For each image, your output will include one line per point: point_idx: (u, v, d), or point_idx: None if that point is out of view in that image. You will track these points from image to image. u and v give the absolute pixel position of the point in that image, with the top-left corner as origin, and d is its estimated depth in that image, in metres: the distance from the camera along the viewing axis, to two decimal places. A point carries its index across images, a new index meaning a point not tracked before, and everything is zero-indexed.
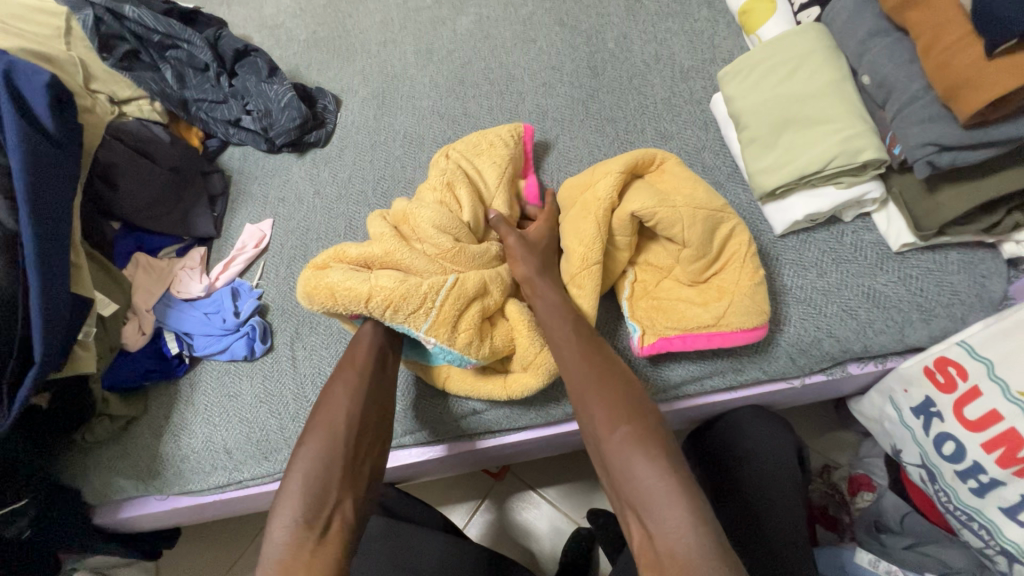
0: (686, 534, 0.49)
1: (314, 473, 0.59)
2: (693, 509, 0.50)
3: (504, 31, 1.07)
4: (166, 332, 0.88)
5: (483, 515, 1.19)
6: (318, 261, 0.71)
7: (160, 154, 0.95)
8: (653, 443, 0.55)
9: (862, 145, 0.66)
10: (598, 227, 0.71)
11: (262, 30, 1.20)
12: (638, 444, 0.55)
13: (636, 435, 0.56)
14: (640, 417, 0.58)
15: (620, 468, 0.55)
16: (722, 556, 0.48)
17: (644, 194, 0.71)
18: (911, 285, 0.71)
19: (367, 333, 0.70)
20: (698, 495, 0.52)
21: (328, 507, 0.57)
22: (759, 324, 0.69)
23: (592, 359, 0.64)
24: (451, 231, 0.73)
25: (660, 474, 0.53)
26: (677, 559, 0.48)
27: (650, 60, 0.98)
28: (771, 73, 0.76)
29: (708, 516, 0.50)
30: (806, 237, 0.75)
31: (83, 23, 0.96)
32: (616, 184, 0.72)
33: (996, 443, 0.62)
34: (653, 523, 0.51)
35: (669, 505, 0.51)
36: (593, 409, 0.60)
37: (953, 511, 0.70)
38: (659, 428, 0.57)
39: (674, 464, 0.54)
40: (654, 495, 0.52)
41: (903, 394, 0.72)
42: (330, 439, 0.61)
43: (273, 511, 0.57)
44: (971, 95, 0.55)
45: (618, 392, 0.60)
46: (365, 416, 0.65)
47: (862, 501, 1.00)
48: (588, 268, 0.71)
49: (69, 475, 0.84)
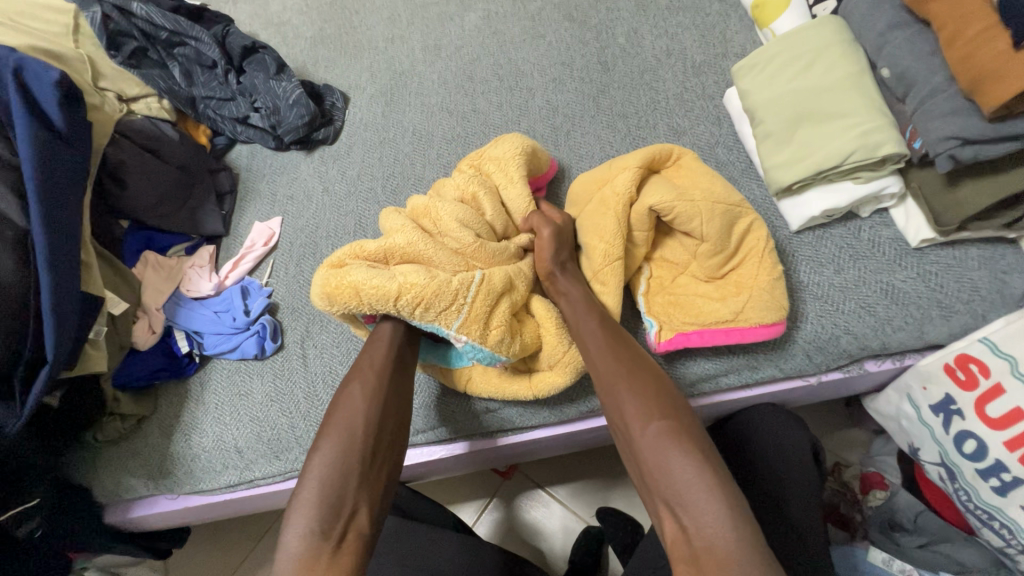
0: (722, 528, 0.48)
1: (330, 479, 0.58)
2: (730, 505, 0.50)
3: (512, 27, 1.07)
4: (177, 331, 0.88)
5: (492, 513, 1.18)
6: (336, 259, 0.69)
7: (167, 152, 0.94)
8: (687, 437, 0.55)
9: (882, 138, 0.65)
10: (618, 220, 0.71)
11: (269, 27, 1.20)
12: (672, 438, 0.54)
13: (668, 429, 0.55)
14: (673, 411, 0.57)
15: (653, 462, 0.54)
16: (759, 554, 0.47)
17: (662, 188, 0.71)
18: (930, 281, 0.70)
19: (385, 333, 0.69)
20: (734, 492, 0.51)
21: (344, 515, 0.57)
22: (777, 320, 0.68)
23: (620, 352, 0.63)
24: (473, 226, 0.72)
25: (696, 469, 0.52)
26: (715, 555, 0.48)
27: (661, 55, 0.97)
28: (787, 67, 0.75)
29: (742, 510, 0.50)
30: (823, 233, 0.74)
31: (91, 20, 0.96)
32: (633, 178, 0.72)
33: (1020, 441, 0.61)
34: (688, 518, 0.50)
35: (705, 500, 0.50)
36: (623, 403, 0.59)
37: (973, 511, 0.69)
38: (690, 422, 0.56)
39: (708, 458, 0.53)
40: (688, 490, 0.51)
41: (922, 392, 0.71)
42: (347, 443, 0.60)
43: (289, 516, 0.57)
44: (995, 87, 0.54)
45: (647, 386, 0.59)
46: (383, 419, 0.64)
47: (875, 500, 0.99)
48: (610, 263, 0.71)
49: (80, 474, 0.83)
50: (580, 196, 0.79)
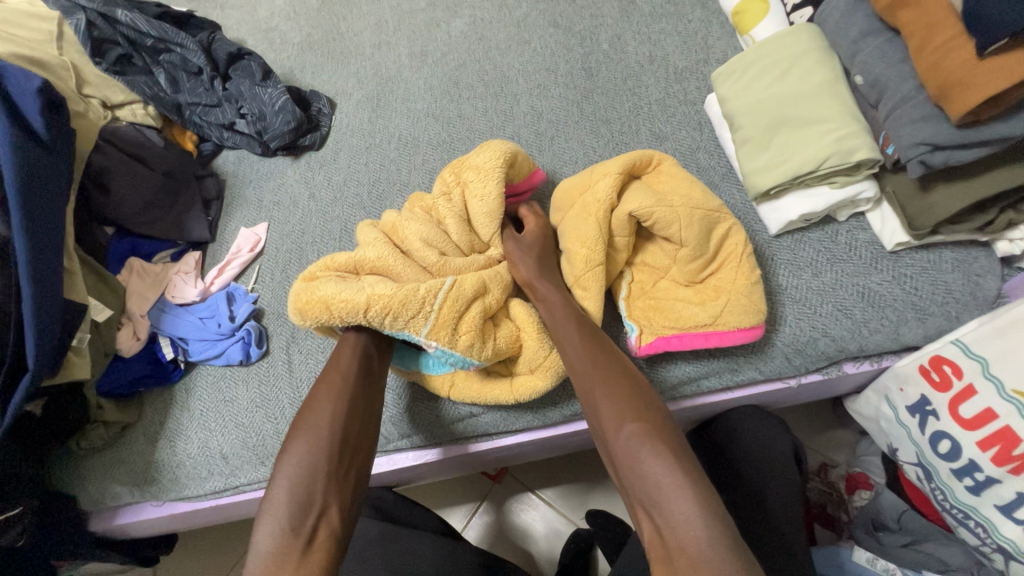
0: (694, 529, 0.49)
1: (299, 477, 0.59)
2: (701, 504, 0.50)
3: (498, 33, 1.07)
4: (161, 338, 0.87)
5: (482, 517, 1.19)
6: (308, 272, 0.71)
7: (154, 159, 0.95)
8: (660, 438, 0.55)
9: (857, 144, 0.67)
10: (599, 226, 0.71)
11: (256, 33, 1.20)
12: (645, 440, 0.55)
13: (643, 432, 0.56)
14: (647, 413, 0.58)
15: (628, 464, 0.55)
16: (730, 551, 0.48)
17: (643, 194, 0.71)
18: (906, 284, 0.71)
19: (349, 343, 0.69)
20: (707, 491, 0.51)
21: (314, 513, 0.58)
22: (755, 324, 0.69)
23: (598, 356, 0.63)
24: (439, 246, 0.73)
25: (668, 471, 0.53)
26: (687, 554, 0.48)
27: (644, 61, 0.98)
28: (766, 72, 0.76)
29: (716, 509, 0.50)
30: (801, 237, 0.75)
31: (75, 27, 0.96)
32: (615, 184, 0.72)
33: (991, 441, 0.62)
34: (662, 519, 0.51)
35: (677, 501, 0.51)
36: (600, 409, 0.59)
37: (949, 510, 0.70)
38: (666, 423, 0.57)
39: (682, 459, 0.54)
40: (662, 492, 0.52)
41: (899, 393, 0.72)
42: (314, 444, 0.61)
43: (260, 518, 0.58)
44: (963, 95, 0.55)
45: (624, 389, 0.60)
46: (349, 417, 0.64)
47: (859, 500, 1.02)
48: (592, 269, 0.71)
49: (65, 482, 0.83)
50: (562, 198, 0.79)
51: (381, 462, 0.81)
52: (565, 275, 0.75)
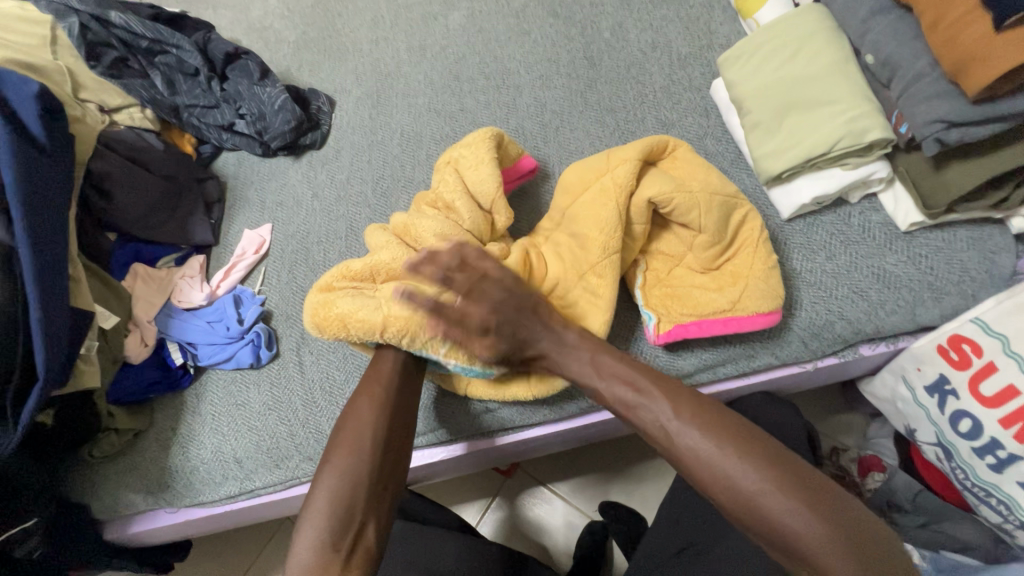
0: (833, 563, 0.47)
1: (339, 490, 0.59)
2: (838, 540, 0.48)
3: (497, 25, 1.06)
4: (170, 343, 0.86)
5: (496, 512, 1.18)
6: (324, 283, 0.70)
7: (154, 162, 0.94)
8: (779, 480, 0.52)
9: (869, 124, 0.66)
10: (618, 212, 0.70)
11: (250, 32, 1.19)
12: (767, 487, 0.51)
13: (753, 473, 0.52)
14: (753, 452, 0.54)
15: (752, 512, 0.52)
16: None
17: (662, 179, 0.71)
18: (921, 265, 0.70)
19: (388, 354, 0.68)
20: (840, 523, 0.49)
21: (354, 527, 0.57)
22: (774, 308, 0.68)
23: (666, 399, 0.59)
24: (452, 238, 0.72)
25: (801, 516, 0.50)
26: None
27: (646, 48, 0.97)
28: (774, 54, 0.76)
29: (851, 540, 0.48)
30: (814, 220, 0.75)
31: (69, 31, 0.94)
32: (634, 169, 0.71)
33: (1014, 418, 0.62)
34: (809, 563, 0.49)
35: (818, 544, 0.48)
36: (693, 461, 0.55)
37: (971, 488, 0.70)
38: (768, 452, 0.54)
39: (797, 487, 0.51)
40: (792, 531, 0.50)
41: (916, 373, 0.71)
42: (355, 456, 0.60)
43: (299, 526, 0.58)
44: (980, 70, 0.55)
45: (722, 435, 0.55)
46: (390, 429, 0.63)
47: (873, 483, 1.01)
48: (609, 256, 0.70)
49: (78, 491, 0.83)
50: (573, 183, 0.76)
51: None
52: (576, 262, 0.72)
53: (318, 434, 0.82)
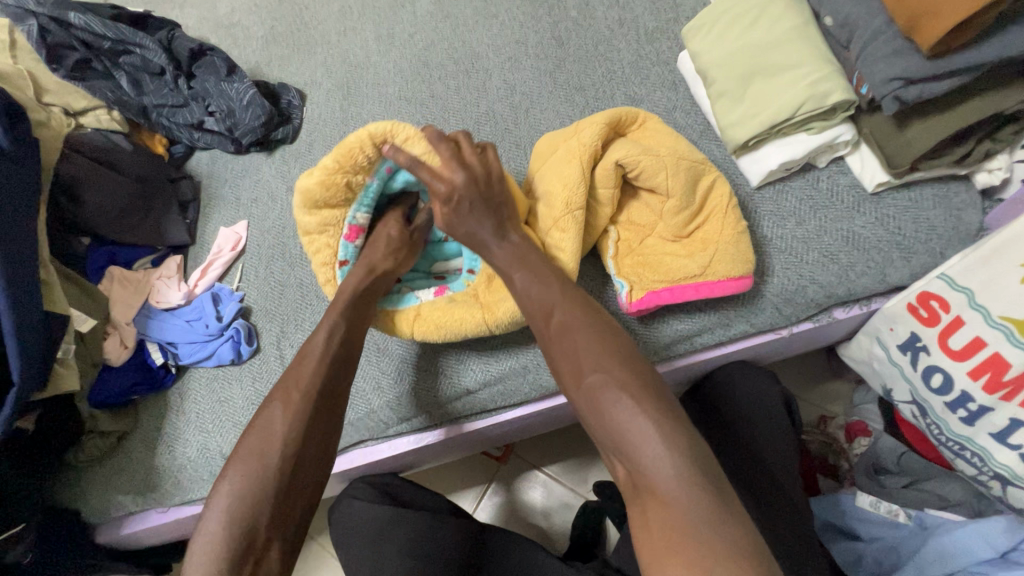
0: (689, 490, 0.48)
1: (235, 510, 0.54)
2: (669, 444, 0.50)
3: (464, 9, 1.06)
4: (150, 343, 0.86)
5: (492, 498, 1.19)
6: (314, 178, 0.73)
7: (125, 164, 0.93)
8: (629, 381, 0.55)
9: (831, 87, 0.66)
10: (583, 173, 0.70)
11: (218, 29, 1.18)
12: (615, 384, 0.55)
13: (604, 379, 0.56)
14: (614, 354, 0.57)
15: (596, 408, 0.55)
16: (698, 489, 0.48)
17: (629, 144, 0.71)
18: (889, 225, 0.71)
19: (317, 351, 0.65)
20: (678, 429, 0.52)
21: (251, 552, 0.54)
22: (744, 274, 0.69)
23: (560, 303, 0.62)
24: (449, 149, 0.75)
25: (639, 413, 0.53)
26: (656, 493, 0.49)
27: (614, 25, 0.97)
28: (735, 22, 0.75)
29: (684, 447, 0.50)
30: (783, 186, 0.75)
31: (28, 34, 0.93)
32: (601, 133, 0.71)
33: (982, 369, 0.63)
34: (634, 461, 0.51)
35: (644, 442, 0.51)
36: (563, 357, 0.60)
37: (945, 443, 0.71)
38: (633, 369, 0.56)
39: (647, 401, 0.53)
40: (633, 440, 0.52)
41: (889, 333, 0.72)
42: (260, 474, 0.56)
43: (193, 545, 0.54)
44: (933, 23, 0.55)
45: (593, 331, 0.59)
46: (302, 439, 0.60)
47: (859, 447, 1.03)
48: (572, 214, 0.70)
49: (66, 497, 0.82)
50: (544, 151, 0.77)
51: (382, 448, 0.82)
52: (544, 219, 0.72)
53: None
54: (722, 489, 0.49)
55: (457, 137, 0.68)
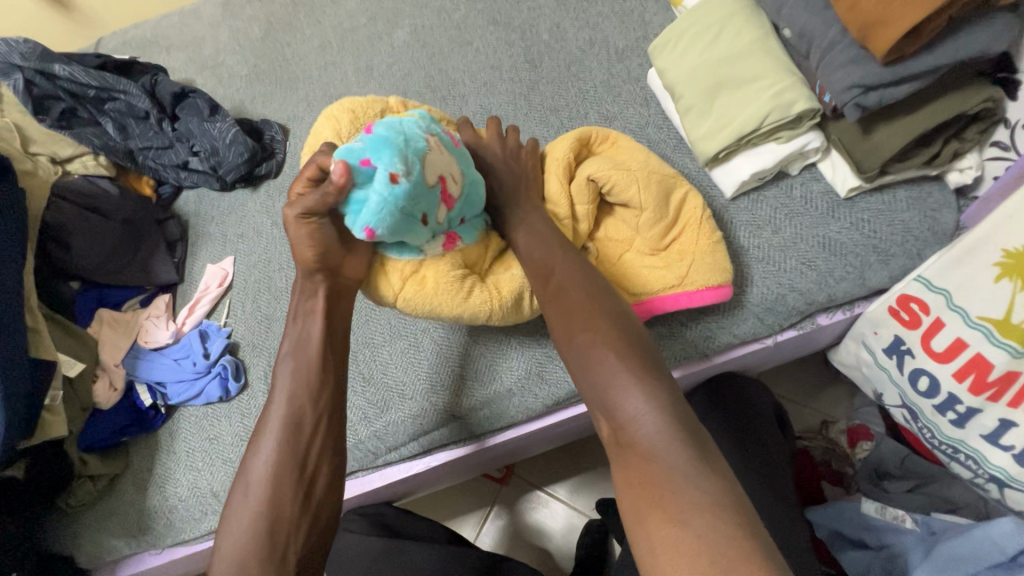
0: (670, 441, 0.50)
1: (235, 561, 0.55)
2: (652, 400, 0.52)
3: (439, 38, 1.08)
4: (138, 384, 0.87)
5: (495, 521, 1.18)
6: None
7: (109, 208, 0.94)
8: (614, 343, 0.57)
9: (794, 96, 0.67)
10: (560, 183, 0.72)
11: (203, 71, 1.21)
12: (601, 344, 0.57)
13: (594, 338, 0.57)
14: (600, 316, 0.59)
15: (585, 365, 0.57)
16: (680, 441, 0.50)
17: (601, 160, 0.72)
18: (865, 229, 0.71)
19: (279, 392, 0.61)
20: (660, 388, 0.54)
21: None
22: (722, 283, 0.69)
23: (558, 264, 0.64)
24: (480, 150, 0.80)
25: (624, 371, 0.54)
26: (639, 446, 0.51)
27: (585, 46, 0.98)
28: (698, 38, 0.77)
29: (665, 403, 0.52)
30: (757, 196, 0.75)
31: (15, 88, 0.96)
32: (573, 148, 0.73)
33: (966, 370, 0.62)
34: (619, 416, 0.53)
35: (628, 397, 0.53)
36: (554, 317, 0.61)
37: (939, 446, 0.70)
38: (620, 329, 0.58)
39: (631, 360, 0.55)
40: (618, 396, 0.53)
41: (874, 337, 0.71)
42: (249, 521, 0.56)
43: None
44: (882, 33, 0.55)
45: (583, 293, 0.61)
46: (282, 485, 0.58)
47: (861, 451, 1.03)
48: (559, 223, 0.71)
49: (60, 543, 0.82)
50: None
51: (373, 477, 0.82)
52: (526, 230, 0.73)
53: None
54: (701, 445, 0.50)
55: (511, 127, 0.75)
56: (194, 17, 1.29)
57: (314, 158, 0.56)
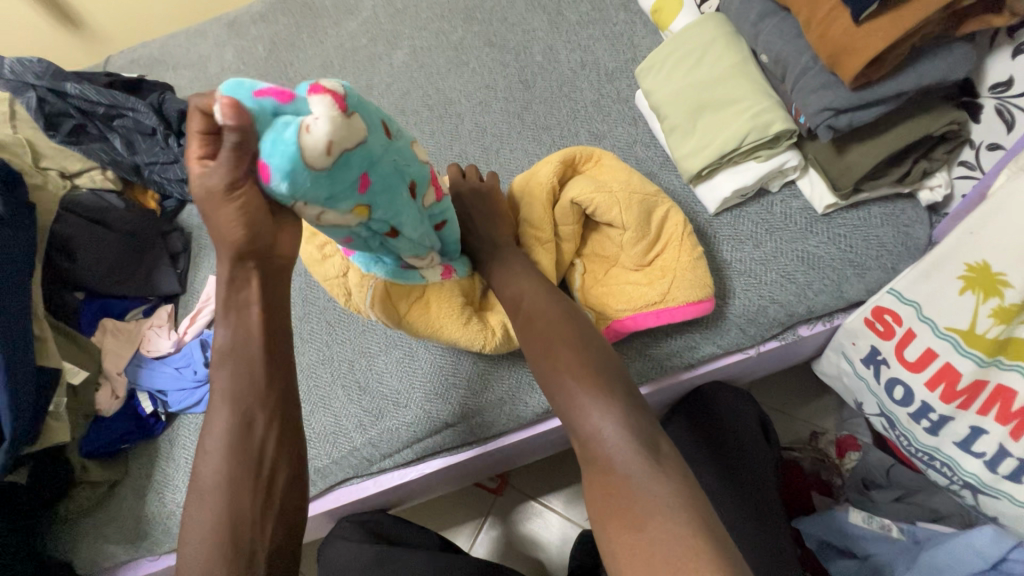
0: (628, 456, 0.52)
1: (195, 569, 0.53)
2: (610, 418, 0.55)
3: (437, 59, 1.12)
4: (140, 392, 0.89)
5: (489, 532, 1.19)
6: None
7: (116, 221, 0.97)
8: (574, 365, 0.59)
9: (773, 117, 0.71)
10: (545, 208, 0.74)
11: (208, 88, 1.25)
12: (561, 367, 0.60)
13: (557, 361, 0.60)
14: (564, 341, 0.62)
15: (549, 389, 0.60)
16: (637, 454, 0.52)
17: (583, 182, 0.74)
18: (841, 244, 0.74)
19: (222, 400, 0.58)
20: (618, 404, 0.56)
21: None
22: (703, 299, 0.71)
23: (526, 293, 0.67)
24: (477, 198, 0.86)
25: (583, 393, 0.57)
26: (600, 462, 0.53)
27: (576, 67, 1.02)
28: (681, 62, 0.80)
29: (624, 418, 0.55)
30: (739, 212, 0.78)
31: (27, 105, 0.99)
32: (557, 170, 0.75)
33: (936, 380, 0.64)
34: (581, 436, 0.56)
35: (587, 417, 0.56)
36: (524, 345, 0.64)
37: (916, 454, 0.72)
38: (581, 350, 0.61)
39: (589, 380, 0.58)
40: (579, 417, 0.56)
41: (852, 347, 0.74)
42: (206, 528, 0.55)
43: None
44: (849, 60, 0.59)
45: (548, 321, 0.64)
46: (239, 491, 0.56)
47: (850, 462, 1.04)
48: (543, 245, 0.74)
49: (60, 548, 0.84)
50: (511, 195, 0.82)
51: (367, 485, 0.83)
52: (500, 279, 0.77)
53: None
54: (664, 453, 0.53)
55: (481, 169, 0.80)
56: (200, 37, 1.33)
57: (193, 105, 0.48)
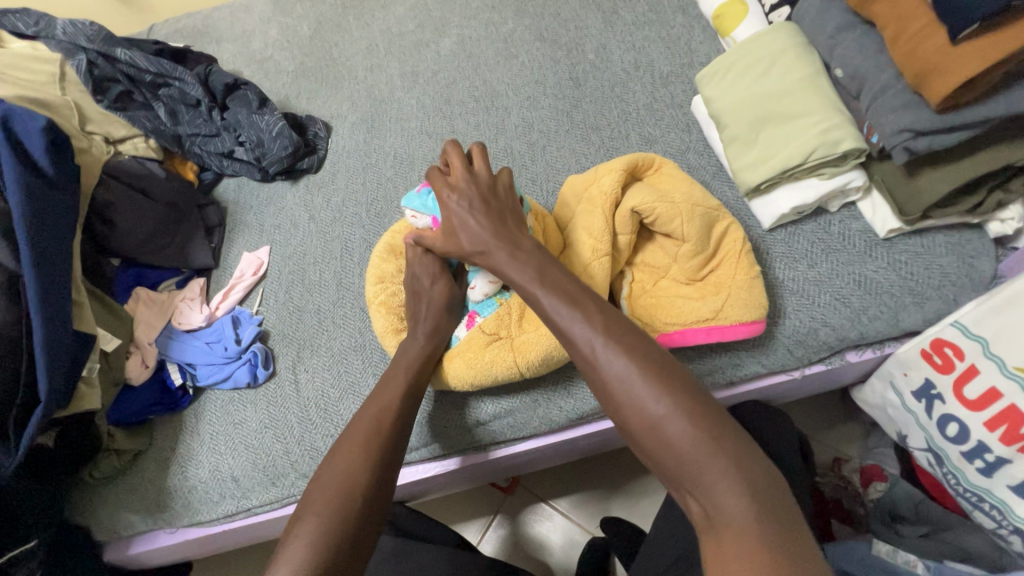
0: (772, 521, 0.42)
1: (325, 538, 0.53)
2: (745, 477, 0.44)
3: (486, 49, 1.10)
4: (169, 363, 0.89)
5: (497, 530, 1.18)
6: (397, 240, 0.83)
7: (156, 189, 0.98)
8: (687, 408, 0.47)
9: (843, 135, 0.68)
10: (604, 220, 0.71)
11: (251, 64, 1.24)
12: (672, 412, 0.47)
13: (668, 403, 0.47)
14: (666, 380, 0.49)
15: (655, 439, 0.47)
16: (780, 518, 0.42)
17: (645, 190, 0.72)
18: (901, 270, 0.71)
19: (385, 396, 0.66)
20: (749, 456, 0.45)
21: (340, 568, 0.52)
22: (756, 319, 0.69)
23: (598, 328, 0.53)
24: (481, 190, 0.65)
25: (706, 445, 0.45)
26: (737, 529, 0.42)
27: (630, 68, 1.00)
28: (749, 71, 0.78)
29: (757, 474, 0.44)
30: (795, 229, 0.76)
31: (77, 68, 0.99)
32: (619, 178, 0.73)
33: (998, 420, 0.62)
34: (708, 500, 0.44)
35: (718, 476, 0.44)
36: (613, 388, 0.50)
37: (963, 493, 0.70)
38: (688, 388, 0.49)
39: (707, 425, 0.46)
40: (704, 475, 0.45)
41: (903, 378, 0.72)
42: (341, 498, 0.56)
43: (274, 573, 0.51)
44: (938, 81, 0.57)
45: (642, 358, 0.50)
46: (384, 465, 0.60)
47: (874, 492, 1.00)
48: (599, 259, 0.71)
49: (78, 513, 0.84)
50: (567, 198, 0.80)
51: None
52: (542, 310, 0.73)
53: (313, 451, 0.82)
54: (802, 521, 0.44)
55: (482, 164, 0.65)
56: (245, 12, 1.33)
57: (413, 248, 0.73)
